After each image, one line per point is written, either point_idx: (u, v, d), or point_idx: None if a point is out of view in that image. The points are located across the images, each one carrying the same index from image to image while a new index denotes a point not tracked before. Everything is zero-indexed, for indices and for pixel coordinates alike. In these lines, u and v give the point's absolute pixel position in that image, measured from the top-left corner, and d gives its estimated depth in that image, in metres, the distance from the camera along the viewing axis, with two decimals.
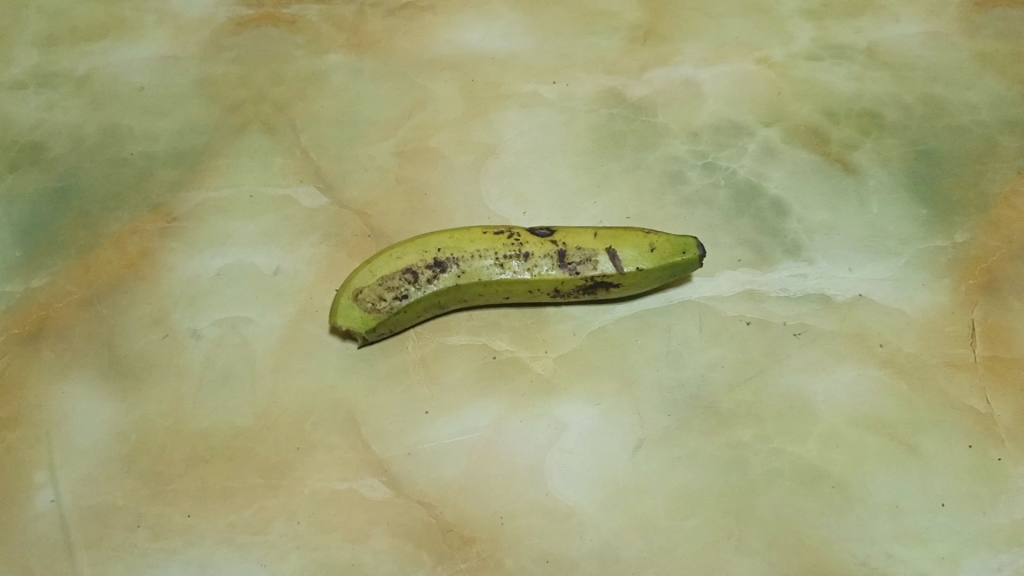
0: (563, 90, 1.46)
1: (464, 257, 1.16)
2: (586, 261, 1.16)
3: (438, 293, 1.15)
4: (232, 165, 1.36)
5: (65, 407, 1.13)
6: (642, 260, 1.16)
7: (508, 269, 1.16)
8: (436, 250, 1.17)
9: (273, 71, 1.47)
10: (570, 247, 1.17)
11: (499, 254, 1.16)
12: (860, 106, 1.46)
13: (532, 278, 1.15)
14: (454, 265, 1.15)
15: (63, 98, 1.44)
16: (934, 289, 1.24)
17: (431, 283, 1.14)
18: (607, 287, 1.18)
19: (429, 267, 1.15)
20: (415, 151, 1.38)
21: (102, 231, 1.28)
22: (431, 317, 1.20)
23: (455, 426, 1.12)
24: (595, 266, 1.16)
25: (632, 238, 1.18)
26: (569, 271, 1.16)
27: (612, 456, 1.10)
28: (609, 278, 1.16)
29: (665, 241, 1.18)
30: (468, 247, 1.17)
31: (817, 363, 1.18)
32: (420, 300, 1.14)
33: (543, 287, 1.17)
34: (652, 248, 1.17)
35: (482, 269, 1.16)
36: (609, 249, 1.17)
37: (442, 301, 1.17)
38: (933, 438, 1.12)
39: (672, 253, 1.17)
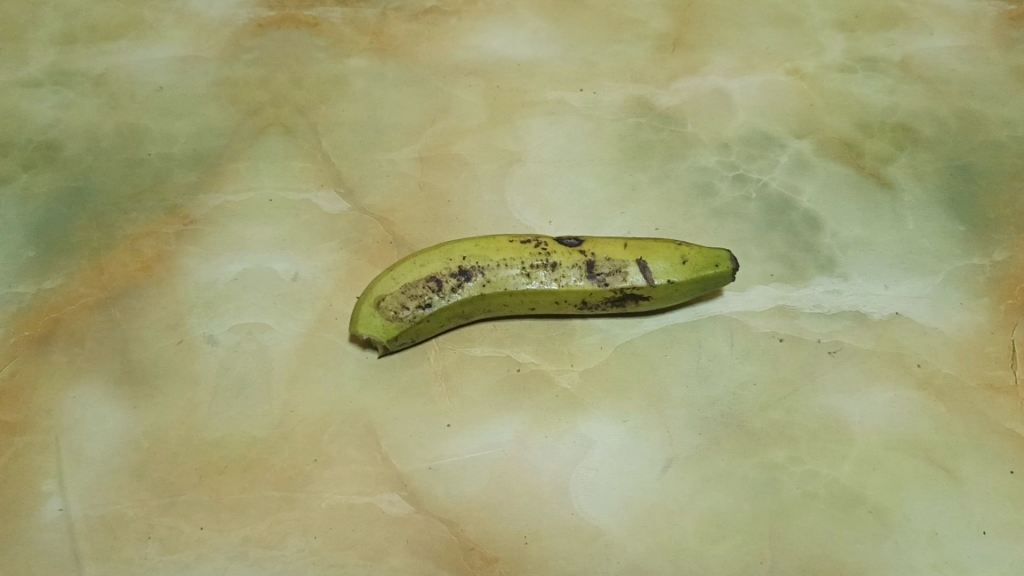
0: (589, 98, 1.43)
1: (489, 266, 1.12)
2: (615, 272, 1.13)
3: (462, 303, 1.11)
4: (250, 168, 1.32)
5: (75, 413, 1.10)
6: (672, 272, 1.13)
7: (534, 279, 1.12)
8: (460, 258, 1.13)
9: (294, 73, 1.44)
10: (599, 258, 1.13)
11: (525, 263, 1.13)
12: (894, 119, 1.42)
13: (559, 288, 1.12)
14: (479, 274, 1.12)
15: (80, 97, 1.41)
16: (973, 309, 1.21)
17: (455, 292, 1.11)
18: (636, 300, 1.14)
19: (453, 275, 1.12)
20: (438, 157, 1.34)
21: (117, 233, 1.25)
22: (453, 328, 1.17)
23: (477, 441, 1.08)
24: (625, 278, 1.12)
25: (663, 250, 1.15)
26: (598, 282, 1.12)
27: (639, 475, 1.07)
28: (639, 290, 1.12)
29: (696, 253, 1.14)
30: (494, 256, 1.13)
31: (853, 383, 1.14)
32: (443, 309, 1.11)
33: (570, 299, 1.13)
34: (683, 261, 1.14)
35: (507, 279, 1.12)
36: (639, 261, 1.13)
37: (465, 311, 1.13)
38: (973, 462, 1.08)
39: (704, 266, 1.13)
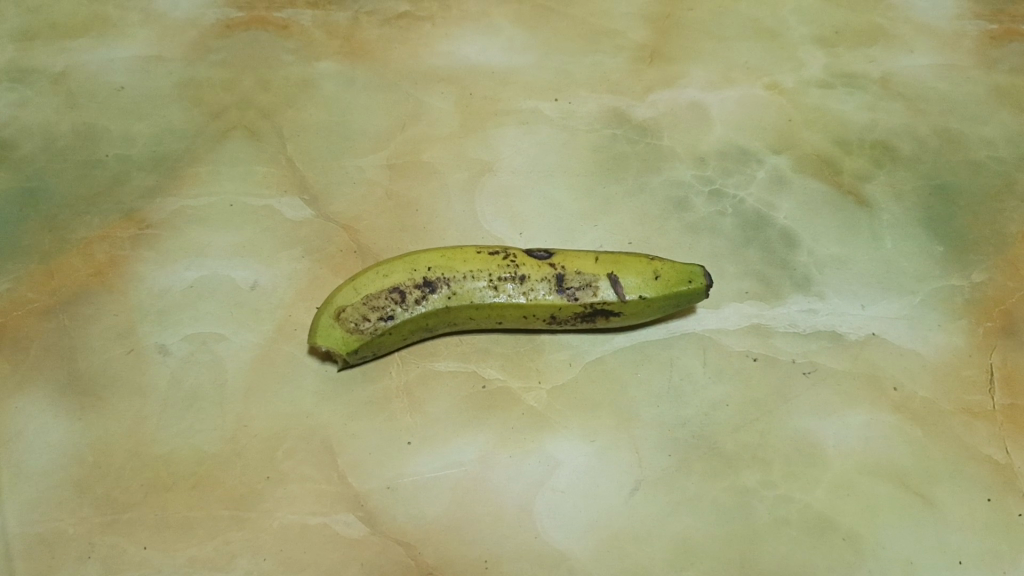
0: (564, 109, 1.40)
1: (455, 277, 1.08)
2: (585, 287, 1.09)
3: (426, 316, 1.07)
4: (212, 172, 1.28)
5: (16, 424, 1.04)
6: (644, 288, 1.09)
7: (502, 292, 1.08)
8: (425, 269, 1.09)
9: (261, 76, 1.40)
10: (569, 271, 1.10)
11: (493, 276, 1.09)
12: (873, 136, 1.40)
13: (527, 302, 1.08)
14: (445, 286, 1.08)
15: (38, 96, 1.36)
16: (951, 331, 1.18)
17: (418, 304, 1.07)
18: (607, 316, 1.11)
19: (417, 287, 1.08)
20: (406, 165, 1.30)
21: (69, 236, 1.20)
22: (417, 342, 1.13)
23: (438, 459, 1.04)
24: (595, 293, 1.09)
25: (635, 264, 1.11)
26: (567, 297, 1.08)
27: (607, 499, 1.03)
28: (609, 305, 1.09)
29: (669, 268, 1.11)
30: (460, 268, 1.09)
31: (827, 405, 1.11)
32: (407, 322, 1.06)
33: (538, 314, 1.09)
34: (655, 276, 1.10)
35: (474, 291, 1.08)
36: (611, 275, 1.10)
37: (429, 325, 1.09)
38: (949, 489, 1.05)
39: (677, 281, 1.10)
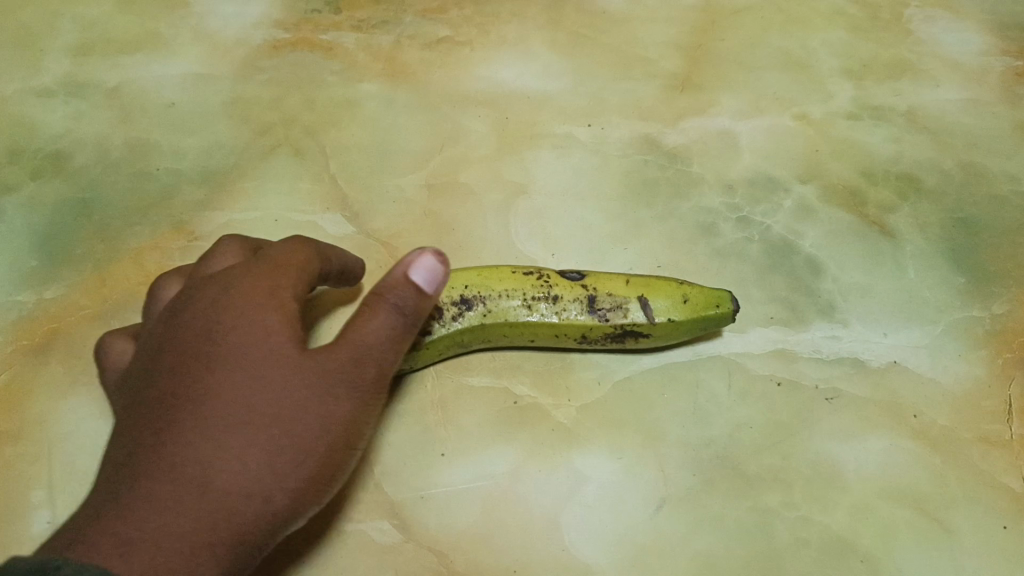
0: (597, 134, 1.44)
1: (490, 295, 1.12)
2: (616, 308, 1.12)
3: (461, 332, 1.11)
4: (258, 187, 1.33)
5: (68, 425, 1.09)
6: (673, 311, 1.12)
7: (536, 311, 1.12)
8: (462, 287, 1.12)
9: (306, 95, 1.45)
10: (601, 292, 1.13)
11: (527, 295, 1.12)
12: (899, 169, 1.43)
13: (560, 321, 1.12)
14: (480, 304, 1.11)
15: (92, 109, 1.42)
16: (971, 362, 1.21)
17: (455, 321, 1.10)
18: (636, 337, 1.14)
19: (454, 304, 1.11)
20: (444, 185, 1.35)
21: (121, 246, 1.25)
22: (451, 356, 1.16)
23: (470, 471, 1.08)
24: (626, 315, 1.12)
25: (665, 287, 1.14)
26: (598, 317, 1.12)
27: (633, 514, 1.06)
28: (639, 327, 1.12)
29: (698, 292, 1.14)
30: (496, 286, 1.13)
31: (849, 430, 1.14)
32: (443, 338, 1.10)
33: (570, 333, 1.13)
34: (684, 300, 1.13)
35: (509, 310, 1.11)
36: (641, 297, 1.13)
37: (464, 341, 1.13)
38: (966, 516, 1.08)
39: (706, 305, 1.12)
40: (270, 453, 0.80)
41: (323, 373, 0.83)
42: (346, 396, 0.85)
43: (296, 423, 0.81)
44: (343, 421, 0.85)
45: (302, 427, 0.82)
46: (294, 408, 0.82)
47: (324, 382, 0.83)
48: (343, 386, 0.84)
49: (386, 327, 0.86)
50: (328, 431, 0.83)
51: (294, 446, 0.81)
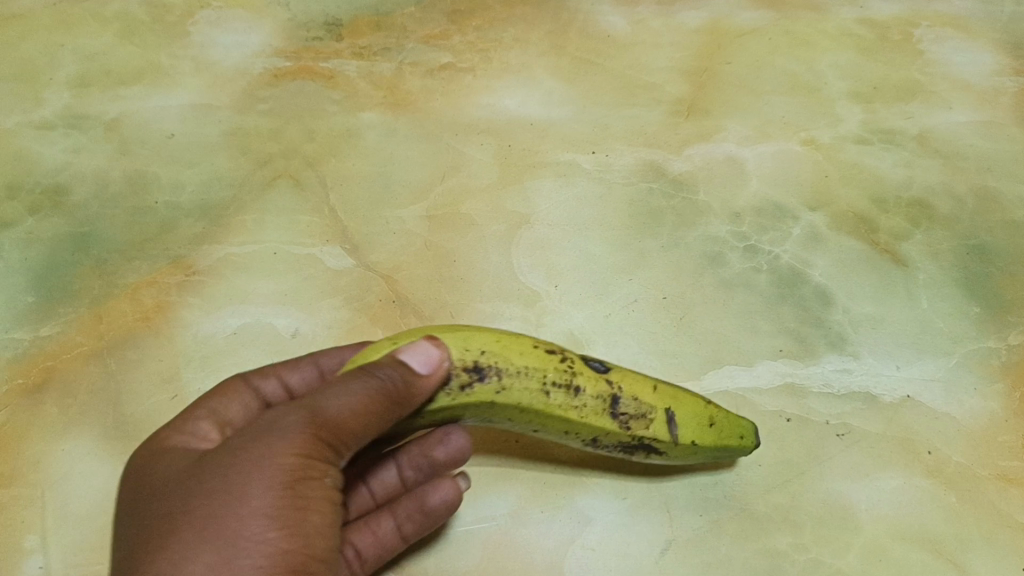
0: (601, 161, 1.42)
1: (508, 370, 0.87)
2: (639, 418, 0.93)
3: (465, 404, 0.87)
4: (256, 220, 1.31)
5: (63, 466, 1.08)
6: (698, 435, 0.97)
7: (554, 403, 0.88)
8: (476, 352, 0.88)
9: (306, 125, 1.43)
10: (628, 395, 0.93)
11: (547, 380, 0.88)
12: (910, 194, 1.40)
13: (579, 420, 0.90)
14: (495, 377, 0.87)
15: (91, 142, 1.41)
16: (986, 395, 1.18)
17: (460, 392, 0.86)
18: (648, 450, 0.96)
19: (466, 371, 0.86)
20: (445, 217, 1.33)
21: (118, 282, 1.24)
22: (436, 421, 0.92)
23: (472, 513, 1.07)
24: (648, 426, 0.93)
25: (691, 402, 0.98)
26: (619, 424, 0.92)
27: (637, 557, 1.04)
28: (658, 443, 0.95)
29: (725, 420, 1.00)
30: (514, 361, 0.88)
31: (860, 468, 1.11)
32: (442, 407, 0.87)
33: (580, 433, 0.92)
34: (711, 423, 0.99)
35: (525, 393, 0.87)
36: (668, 411, 0.95)
37: (465, 412, 0.90)
38: (983, 557, 1.04)
39: (729, 435, 1.00)
40: (222, 558, 0.69)
41: (239, 470, 0.73)
42: (277, 479, 0.73)
43: (237, 508, 0.71)
44: (277, 518, 0.72)
45: (239, 519, 0.71)
46: (227, 505, 0.71)
47: (251, 473, 0.73)
48: (275, 475, 0.73)
49: (302, 421, 0.76)
50: (272, 521, 0.72)
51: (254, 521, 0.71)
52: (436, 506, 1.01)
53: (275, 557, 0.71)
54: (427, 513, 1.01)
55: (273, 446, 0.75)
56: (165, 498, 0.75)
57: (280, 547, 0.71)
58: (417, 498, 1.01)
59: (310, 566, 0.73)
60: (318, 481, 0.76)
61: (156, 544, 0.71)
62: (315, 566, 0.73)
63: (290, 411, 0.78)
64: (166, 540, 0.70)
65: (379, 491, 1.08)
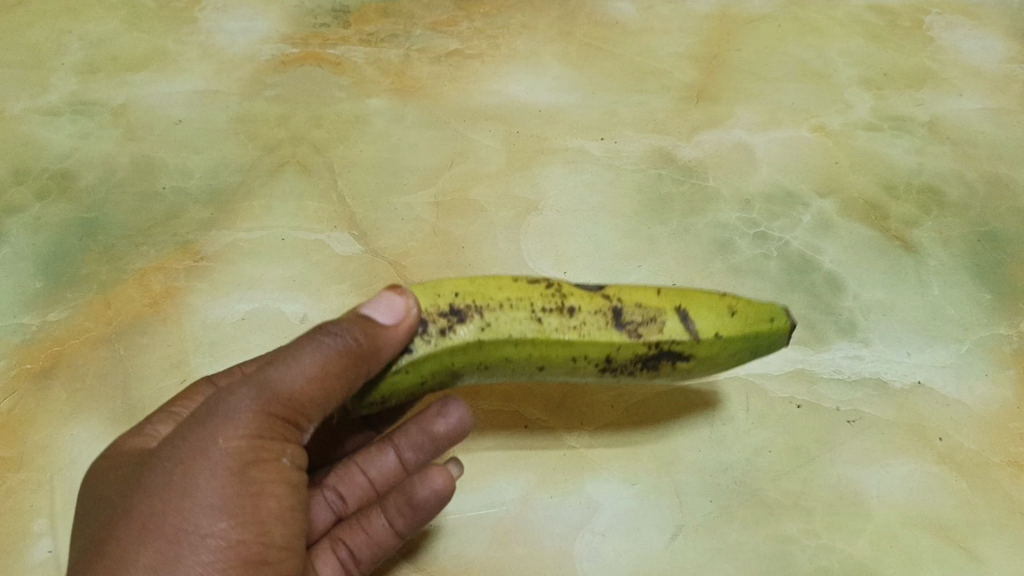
0: (610, 147, 1.41)
1: (488, 306, 0.87)
2: (649, 323, 0.89)
3: (452, 350, 0.86)
4: (264, 205, 1.31)
5: (72, 451, 1.07)
6: (722, 325, 0.91)
7: (547, 327, 0.87)
8: (452, 295, 0.89)
9: (313, 111, 1.43)
10: (629, 304, 0.90)
11: (533, 307, 0.88)
12: (921, 181, 1.39)
13: (579, 338, 0.87)
14: (476, 315, 0.87)
15: (99, 128, 1.40)
16: (998, 382, 1.17)
17: (443, 336, 0.85)
18: (674, 360, 0.91)
19: (442, 314, 0.87)
20: (453, 203, 1.32)
21: (126, 267, 1.23)
22: (435, 384, 0.90)
23: (481, 498, 1.07)
24: (662, 328, 0.89)
25: (707, 300, 0.93)
26: (627, 333, 0.88)
27: (647, 543, 1.03)
28: (679, 346, 0.89)
29: (747, 304, 0.94)
30: (494, 295, 0.89)
31: (871, 454, 1.10)
32: (429, 357, 0.85)
33: (591, 355, 0.89)
34: (732, 311, 0.92)
35: (512, 324, 0.87)
36: (679, 309, 0.91)
37: (455, 366, 0.88)
38: (995, 544, 1.04)
39: (758, 320, 0.93)
40: (171, 556, 0.72)
41: (184, 460, 0.75)
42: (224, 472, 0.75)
43: (188, 503, 0.74)
44: (226, 508, 0.75)
45: (187, 511, 0.74)
46: (173, 500, 0.74)
47: (197, 464, 0.75)
48: (224, 464, 0.75)
49: (251, 403, 0.77)
50: (221, 510, 0.75)
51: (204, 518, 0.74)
52: (424, 499, 0.95)
53: (229, 545, 0.74)
54: (414, 508, 0.96)
55: (220, 432, 0.76)
56: (115, 487, 0.77)
57: (232, 537, 0.75)
58: (404, 492, 0.96)
59: (265, 551, 0.77)
60: (270, 462, 0.79)
61: (106, 537, 0.73)
62: (270, 550, 0.78)
63: (241, 389, 0.78)
64: (112, 535, 0.73)
65: (377, 479, 1.06)
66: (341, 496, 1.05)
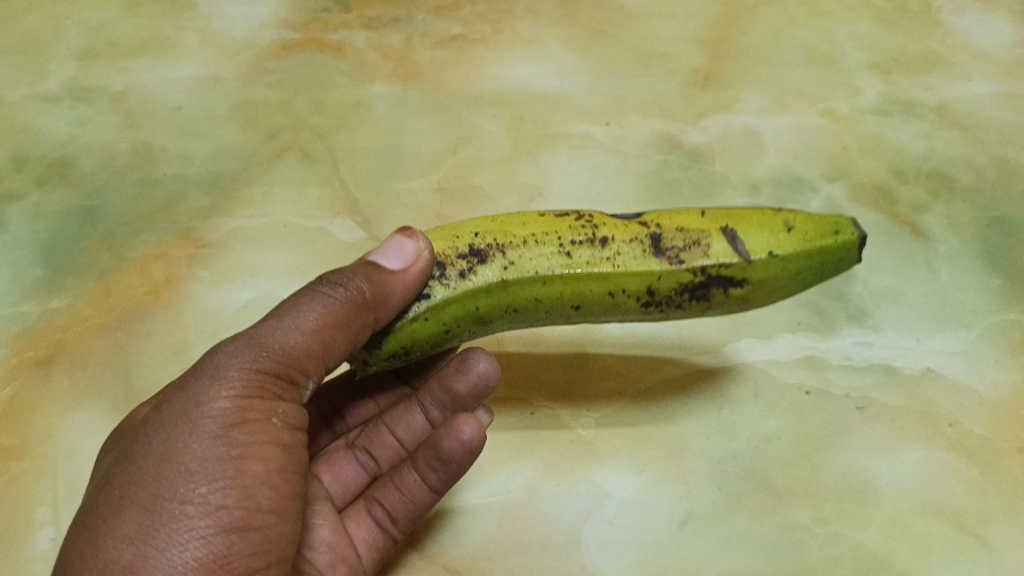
0: (615, 133, 1.39)
1: (511, 244, 0.86)
2: (691, 248, 0.86)
3: (475, 293, 0.85)
4: (266, 192, 1.29)
5: (74, 440, 1.06)
6: (776, 244, 0.86)
7: (578, 260, 0.85)
8: (471, 236, 0.87)
9: (315, 96, 1.41)
10: (668, 230, 0.87)
11: (561, 241, 0.86)
12: (930, 166, 1.38)
13: (612, 270, 0.85)
14: (499, 255, 0.85)
15: (98, 114, 1.39)
16: (1009, 368, 1.15)
17: (463, 277, 0.84)
18: (725, 287, 0.87)
19: (462, 255, 0.86)
20: (457, 189, 1.31)
21: (127, 255, 1.22)
22: (466, 331, 0.89)
23: (487, 486, 1.06)
24: (707, 252, 0.85)
25: (758, 218, 0.88)
26: (669, 261, 0.85)
27: (656, 531, 1.02)
28: (730, 269, 0.86)
29: (804, 219, 0.88)
30: (518, 233, 0.87)
31: (882, 441, 1.09)
32: (449, 302, 0.85)
33: (631, 288, 0.86)
34: (788, 227, 0.88)
35: (540, 261, 0.85)
36: (725, 230, 0.87)
37: (481, 311, 0.86)
38: (1007, 532, 1.03)
39: (818, 235, 0.87)
40: (149, 521, 0.71)
41: (167, 425, 0.76)
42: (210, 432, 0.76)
43: (171, 461, 0.74)
44: (207, 470, 0.74)
45: (171, 470, 0.74)
46: (154, 465, 0.74)
47: (181, 426, 0.76)
48: (208, 425, 0.76)
49: (241, 363, 0.79)
50: (202, 474, 0.74)
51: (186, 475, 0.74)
52: (450, 451, 0.95)
53: (211, 510, 0.74)
54: (444, 461, 0.96)
55: (206, 394, 0.77)
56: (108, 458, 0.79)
57: (213, 500, 0.74)
58: (432, 445, 0.97)
59: (251, 517, 0.75)
60: (258, 423, 0.79)
61: (89, 510, 0.73)
62: (255, 515, 0.76)
63: (231, 352, 0.80)
64: (94, 506, 0.73)
65: (406, 439, 1.11)
66: (375, 458, 1.12)
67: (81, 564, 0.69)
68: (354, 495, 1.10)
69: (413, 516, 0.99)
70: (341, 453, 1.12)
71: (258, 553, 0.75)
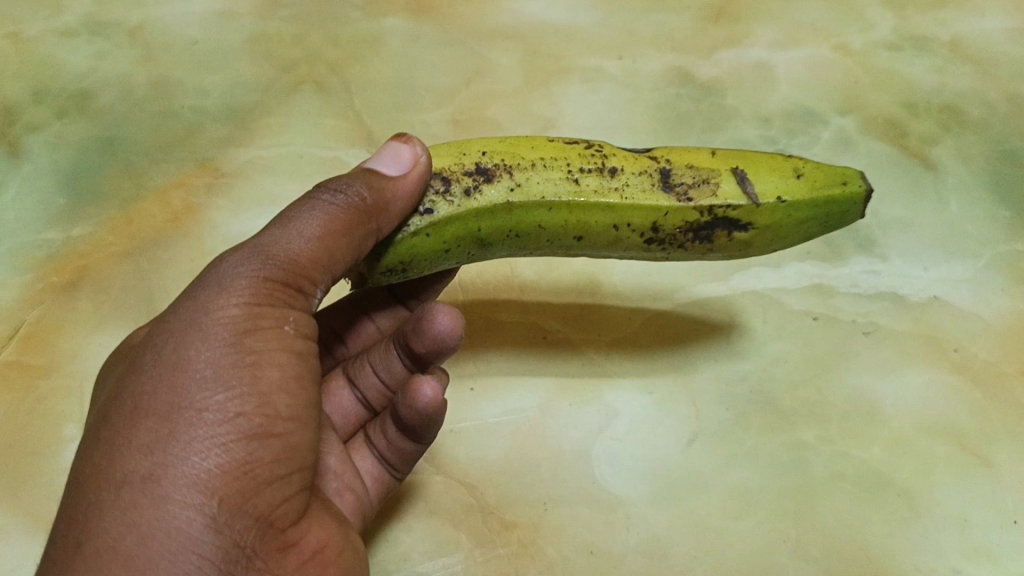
0: (628, 66, 1.40)
1: (518, 166, 0.83)
2: (700, 185, 0.84)
3: (478, 213, 0.81)
4: (282, 124, 1.31)
5: (99, 359, 1.10)
6: (785, 189, 0.85)
7: (585, 188, 0.83)
8: (478, 154, 0.84)
9: (329, 31, 1.42)
10: (678, 166, 0.86)
11: (569, 167, 0.84)
12: (941, 99, 1.38)
13: (619, 201, 0.83)
14: (506, 175, 0.82)
15: (115, 48, 1.40)
16: (1014, 295, 1.17)
17: (467, 196, 0.81)
18: (728, 230, 0.86)
19: (468, 173, 0.82)
20: (470, 120, 1.32)
21: (147, 183, 1.24)
22: (464, 255, 0.86)
23: (501, 405, 1.08)
24: (716, 191, 0.84)
25: (769, 163, 0.87)
26: (677, 197, 0.84)
27: (664, 449, 1.05)
28: (738, 211, 0.84)
29: (815, 167, 0.88)
30: (526, 155, 0.84)
31: (888, 365, 1.11)
32: (452, 218, 0.81)
33: (635, 223, 0.84)
34: (797, 173, 0.87)
35: (547, 185, 0.82)
36: (736, 171, 0.86)
37: (482, 233, 0.83)
38: (1007, 450, 1.05)
39: (828, 184, 0.87)
40: (166, 430, 0.67)
41: (177, 334, 0.72)
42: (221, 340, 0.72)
43: (183, 370, 0.70)
44: (223, 377, 0.70)
45: (184, 379, 0.70)
46: (166, 374, 0.70)
47: (191, 334, 0.72)
48: (219, 332, 0.72)
49: (248, 271, 0.75)
50: (217, 382, 0.70)
51: (199, 384, 0.70)
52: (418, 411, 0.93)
53: (230, 417, 0.69)
54: (408, 424, 0.95)
55: (215, 302, 0.73)
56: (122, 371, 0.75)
57: (231, 407, 0.70)
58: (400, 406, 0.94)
59: (271, 425, 0.71)
60: (270, 331, 0.74)
61: (103, 423, 0.70)
62: (276, 422, 0.72)
63: (236, 262, 0.76)
64: (106, 421, 0.70)
65: (389, 380, 1.05)
66: (363, 393, 1.06)
67: (97, 477, 0.66)
68: (354, 427, 1.07)
69: (406, 463, 0.98)
70: (332, 382, 1.07)
71: (280, 462, 0.72)
